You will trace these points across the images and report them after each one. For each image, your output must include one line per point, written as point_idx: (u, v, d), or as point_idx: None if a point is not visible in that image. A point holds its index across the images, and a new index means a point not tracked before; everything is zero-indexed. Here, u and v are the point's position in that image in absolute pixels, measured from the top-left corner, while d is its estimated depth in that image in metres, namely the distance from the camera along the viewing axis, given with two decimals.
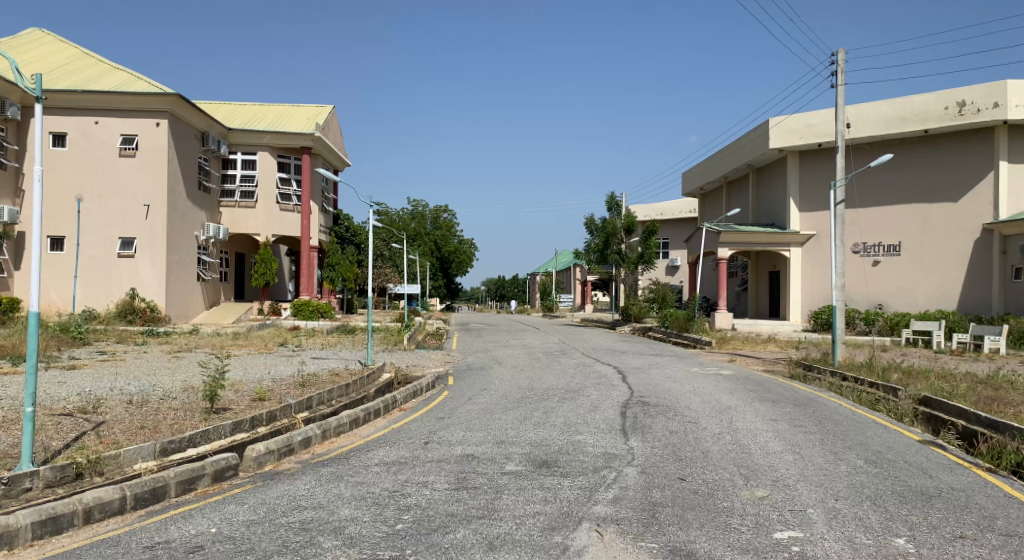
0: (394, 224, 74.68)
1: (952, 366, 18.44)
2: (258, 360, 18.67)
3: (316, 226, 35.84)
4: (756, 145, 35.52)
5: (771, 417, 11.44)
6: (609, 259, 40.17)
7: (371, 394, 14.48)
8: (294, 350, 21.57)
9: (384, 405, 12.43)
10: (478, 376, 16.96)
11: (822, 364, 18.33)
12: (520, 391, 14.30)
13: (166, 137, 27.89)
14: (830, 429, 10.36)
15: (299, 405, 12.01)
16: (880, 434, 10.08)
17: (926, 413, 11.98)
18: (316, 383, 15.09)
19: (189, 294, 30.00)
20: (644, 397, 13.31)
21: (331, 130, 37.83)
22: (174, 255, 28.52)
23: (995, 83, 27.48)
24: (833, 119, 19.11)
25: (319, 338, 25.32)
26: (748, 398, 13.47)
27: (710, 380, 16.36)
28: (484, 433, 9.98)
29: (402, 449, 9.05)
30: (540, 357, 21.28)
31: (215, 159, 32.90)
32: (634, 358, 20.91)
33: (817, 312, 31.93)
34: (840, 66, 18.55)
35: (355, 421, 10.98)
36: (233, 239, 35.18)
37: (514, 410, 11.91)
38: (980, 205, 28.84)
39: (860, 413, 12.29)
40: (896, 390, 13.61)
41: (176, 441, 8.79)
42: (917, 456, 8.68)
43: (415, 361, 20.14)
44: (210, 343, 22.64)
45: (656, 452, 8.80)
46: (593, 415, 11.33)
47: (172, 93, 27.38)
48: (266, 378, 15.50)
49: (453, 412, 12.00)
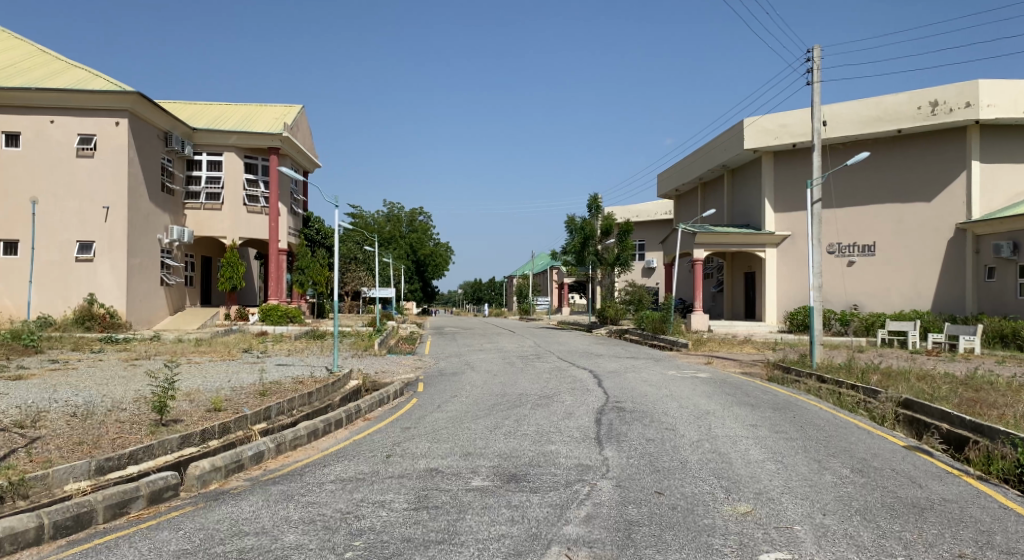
0: (368, 228, 73.66)
1: (931, 367, 18.21)
2: (220, 368, 17.85)
3: (285, 229, 34.99)
4: (731, 145, 35.38)
5: (751, 422, 11.02)
6: (586, 260, 39.80)
7: (335, 403, 13.83)
8: (258, 357, 20.80)
9: (347, 414, 11.80)
10: (449, 382, 16.37)
11: (800, 366, 18.02)
12: (491, 397, 13.76)
13: (126, 137, 26.87)
14: (813, 435, 9.96)
15: (256, 415, 11.32)
16: (865, 440, 9.68)
17: (908, 416, 11.68)
18: (278, 391, 14.39)
19: (152, 299, 28.97)
20: (620, 402, 12.83)
21: (300, 129, 36.98)
22: (136, 260, 27.52)
23: (967, 83, 27.56)
24: (811, 116, 18.83)
25: (287, 345, 24.50)
26: (727, 402, 13.06)
27: (687, 383, 15.95)
28: (450, 445, 9.40)
29: (361, 464, 8.44)
30: (515, 361, 20.73)
31: (179, 159, 31.91)
32: (610, 362, 20.43)
33: (793, 313, 31.88)
34: (815, 63, 18.31)
35: (315, 433, 10.35)
36: (199, 243, 34.18)
37: (483, 418, 11.35)
38: (953, 205, 28.91)
39: (841, 416, 11.94)
40: (877, 392, 13.29)
41: (114, 458, 8.07)
42: (904, 464, 8.31)
43: (385, 367, 19.48)
44: (172, 351, 21.74)
45: (631, 463, 8.30)
46: (567, 423, 10.81)
47: (132, 92, 26.38)
48: (225, 386, 14.72)
49: (420, 421, 11.41)
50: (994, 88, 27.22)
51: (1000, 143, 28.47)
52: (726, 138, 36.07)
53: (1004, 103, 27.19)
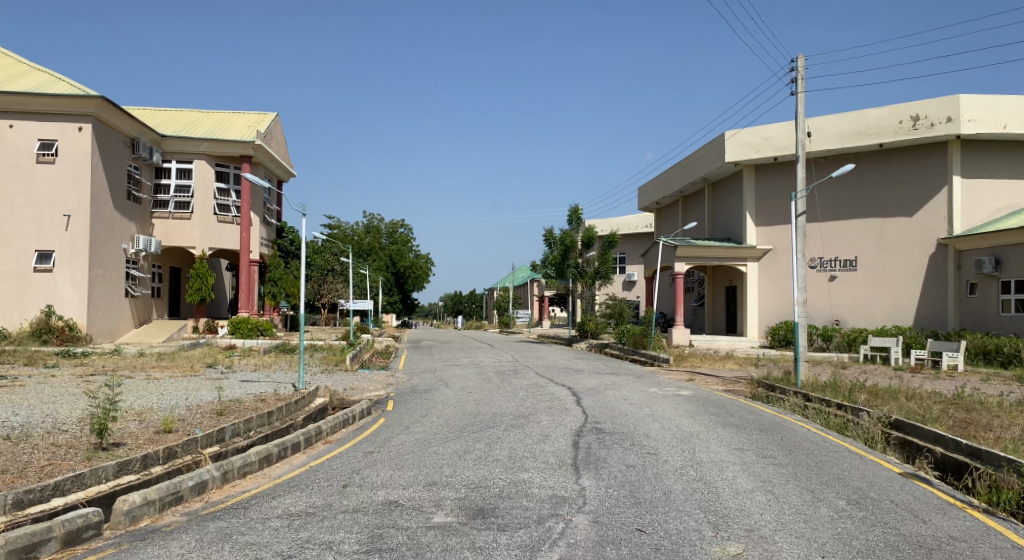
0: (345, 239, 72.42)
1: (918, 386, 17.68)
2: (177, 386, 16.86)
3: (257, 239, 34.08)
4: (712, 159, 35.09)
5: (738, 446, 10.38)
6: (566, 273, 39.18)
7: (296, 423, 12.99)
8: (222, 372, 19.83)
9: (306, 437, 10.99)
10: (421, 401, 15.56)
11: (784, 384, 17.44)
12: (465, 417, 12.99)
13: (89, 143, 25.81)
14: (803, 461, 9.36)
15: (208, 437, 10.49)
16: (858, 466, 9.09)
17: (900, 439, 11.14)
18: (237, 411, 13.49)
19: (116, 311, 27.88)
20: (599, 424, 12.12)
21: (274, 138, 36.14)
22: (98, 270, 26.42)
23: (948, 97, 27.48)
24: (794, 126, 18.40)
25: (253, 360, 23.55)
26: (711, 423, 12.43)
27: (669, 402, 15.30)
28: (416, 472, 8.67)
29: (313, 496, 7.67)
30: (491, 378, 19.91)
31: (147, 167, 30.92)
32: (589, 378, 19.68)
33: (774, 328, 31.60)
34: (800, 73, 17.94)
35: (267, 459, 9.52)
36: (168, 253, 33.16)
37: (453, 441, 10.60)
38: (934, 220, 28.75)
39: (830, 439, 11.36)
40: (864, 412, 12.77)
41: (35, 491, 7.18)
42: (902, 494, 7.74)
43: (355, 384, 18.58)
44: (131, 366, 20.66)
45: (610, 494, 7.61)
46: (542, 447, 10.10)
47: (96, 96, 25.36)
48: (179, 405, 13.79)
49: (385, 445, 10.62)
50: (975, 103, 27.16)
51: (981, 158, 28.42)
52: (707, 151, 35.76)
53: (985, 118, 27.14)
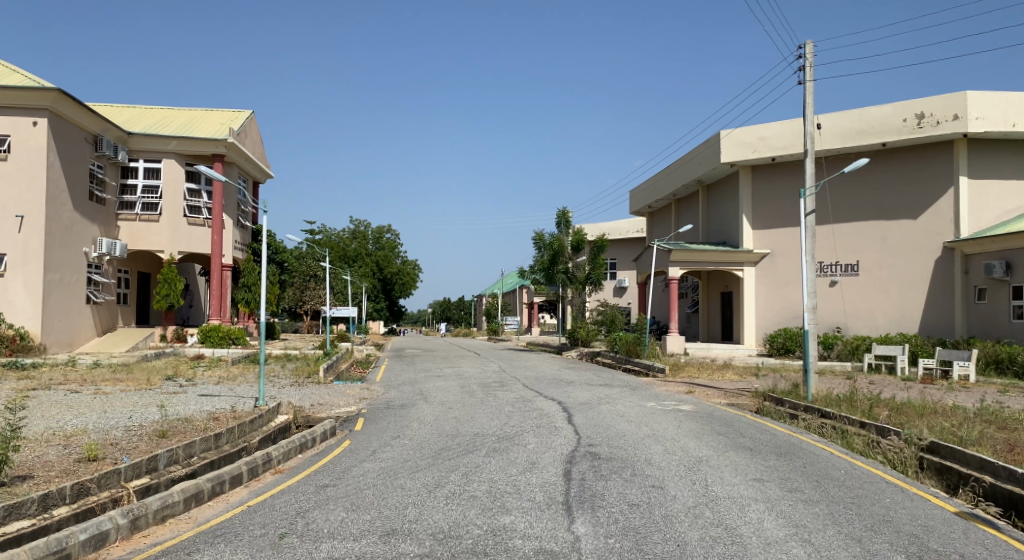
0: (329, 245, 70.97)
1: (939, 399, 16.32)
2: (124, 402, 15.15)
3: (230, 242, 32.42)
4: (707, 160, 33.75)
5: (756, 476, 8.88)
6: (556, 278, 37.72)
7: (250, 446, 11.36)
8: (181, 386, 18.13)
9: (251, 467, 9.41)
10: (396, 418, 13.96)
11: (793, 397, 16.01)
12: (441, 439, 11.45)
13: (44, 139, 24.10)
14: (839, 497, 7.85)
15: (135, 468, 8.86)
16: (904, 504, 7.61)
17: (937, 464, 9.70)
18: (182, 432, 11.86)
19: (75, 320, 26.16)
20: (593, 447, 10.58)
21: (249, 136, 34.54)
22: (54, 275, 24.68)
23: (955, 94, 26.29)
24: (802, 120, 16.99)
25: (219, 371, 21.83)
26: (721, 445, 10.93)
27: (670, 418, 13.79)
28: (373, 516, 7.11)
29: (239, 552, 6.13)
30: (474, 391, 18.35)
31: (112, 167, 29.21)
32: (580, 391, 18.15)
33: (772, 336, 30.28)
34: (808, 59, 16.57)
35: (196, 498, 7.91)
36: (135, 257, 31.40)
37: (422, 472, 9.04)
38: (940, 223, 27.55)
39: (858, 466, 9.86)
40: (893, 432, 11.29)
41: None
42: (971, 548, 6.29)
43: (325, 399, 16.91)
44: (81, 378, 18.92)
45: (611, 548, 6.09)
46: (526, 479, 8.56)
47: (51, 88, 23.68)
48: (116, 426, 12.12)
49: (343, 476, 9.03)
50: (982, 100, 26.00)
51: (988, 158, 27.26)
52: (701, 151, 34.47)
53: (993, 116, 25.98)
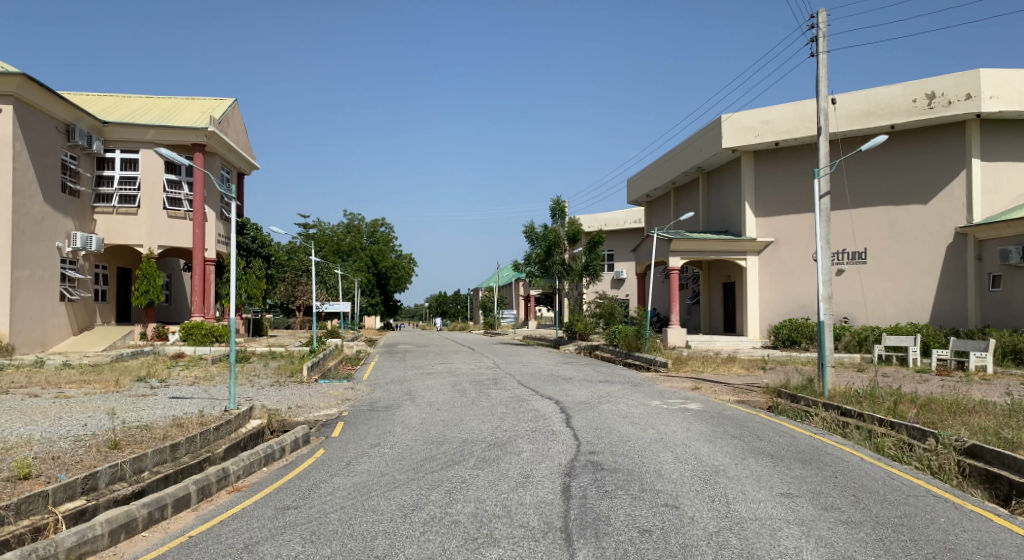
0: (322, 240, 69.89)
1: (966, 393, 15.17)
2: (82, 407, 13.90)
3: (212, 236, 31.12)
4: (707, 146, 32.49)
5: (783, 490, 7.69)
6: (551, 271, 36.49)
7: (211, 456, 10.13)
8: (151, 388, 16.90)
9: (202, 487, 8.22)
10: (378, 422, 12.78)
11: (808, 393, 14.86)
12: (424, 448, 10.25)
13: (10, 126, 22.83)
14: (884, 518, 6.69)
15: (67, 489, 7.56)
16: (963, 526, 6.45)
17: (983, 471, 8.52)
18: (136, 442, 10.65)
19: (47, 318, 24.88)
20: (595, 456, 9.41)
21: (231, 125, 33.22)
22: (23, 271, 23.41)
23: (968, 72, 25.13)
24: (815, 95, 15.80)
25: (195, 371, 20.56)
26: (737, 451, 9.76)
27: (677, 419, 12.64)
28: (333, 551, 5.92)
29: None
30: (467, 390, 17.18)
31: (86, 157, 27.90)
32: (579, 389, 16.99)
33: (777, 327, 29.15)
34: (821, 29, 15.36)
35: (126, 530, 6.76)
36: (112, 253, 30.10)
37: (399, 490, 7.85)
38: (952, 207, 26.39)
39: (895, 474, 8.69)
40: (927, 434, 10.13)
41: None
42: None
43: (303, 401, 15.67)
44: (44, 380, 17.63)
45: None
46: (517, 498, 7.37)
47: (16, 73, 22.40)
48: (62, 438, 10.87)
49: (309, 496, 7.82)
50: (996, 79, 24.84)
51: (1002, 139, 26.10)
52: (701, 137, 33.26)
53: (1008, 94, 24.83)
